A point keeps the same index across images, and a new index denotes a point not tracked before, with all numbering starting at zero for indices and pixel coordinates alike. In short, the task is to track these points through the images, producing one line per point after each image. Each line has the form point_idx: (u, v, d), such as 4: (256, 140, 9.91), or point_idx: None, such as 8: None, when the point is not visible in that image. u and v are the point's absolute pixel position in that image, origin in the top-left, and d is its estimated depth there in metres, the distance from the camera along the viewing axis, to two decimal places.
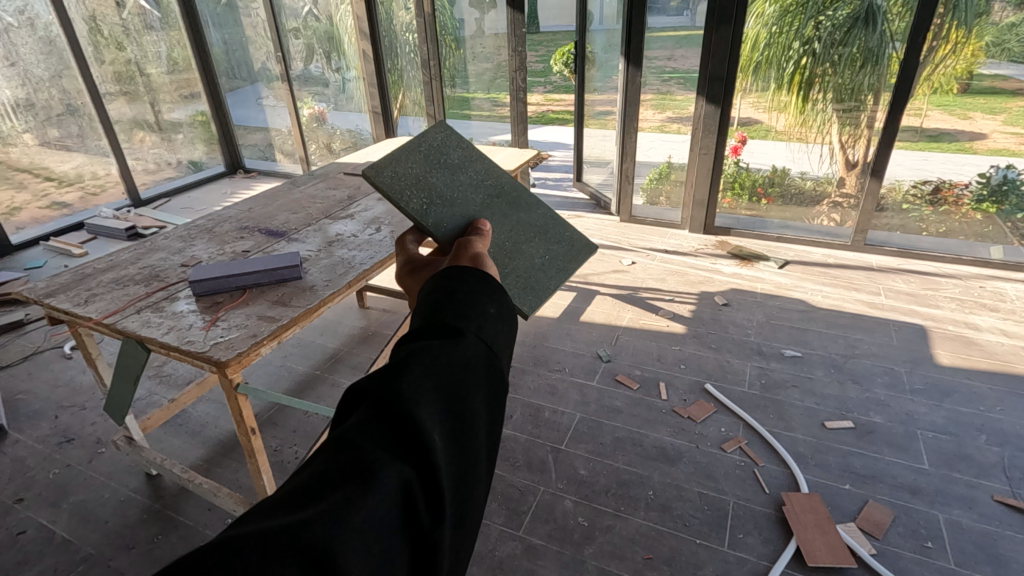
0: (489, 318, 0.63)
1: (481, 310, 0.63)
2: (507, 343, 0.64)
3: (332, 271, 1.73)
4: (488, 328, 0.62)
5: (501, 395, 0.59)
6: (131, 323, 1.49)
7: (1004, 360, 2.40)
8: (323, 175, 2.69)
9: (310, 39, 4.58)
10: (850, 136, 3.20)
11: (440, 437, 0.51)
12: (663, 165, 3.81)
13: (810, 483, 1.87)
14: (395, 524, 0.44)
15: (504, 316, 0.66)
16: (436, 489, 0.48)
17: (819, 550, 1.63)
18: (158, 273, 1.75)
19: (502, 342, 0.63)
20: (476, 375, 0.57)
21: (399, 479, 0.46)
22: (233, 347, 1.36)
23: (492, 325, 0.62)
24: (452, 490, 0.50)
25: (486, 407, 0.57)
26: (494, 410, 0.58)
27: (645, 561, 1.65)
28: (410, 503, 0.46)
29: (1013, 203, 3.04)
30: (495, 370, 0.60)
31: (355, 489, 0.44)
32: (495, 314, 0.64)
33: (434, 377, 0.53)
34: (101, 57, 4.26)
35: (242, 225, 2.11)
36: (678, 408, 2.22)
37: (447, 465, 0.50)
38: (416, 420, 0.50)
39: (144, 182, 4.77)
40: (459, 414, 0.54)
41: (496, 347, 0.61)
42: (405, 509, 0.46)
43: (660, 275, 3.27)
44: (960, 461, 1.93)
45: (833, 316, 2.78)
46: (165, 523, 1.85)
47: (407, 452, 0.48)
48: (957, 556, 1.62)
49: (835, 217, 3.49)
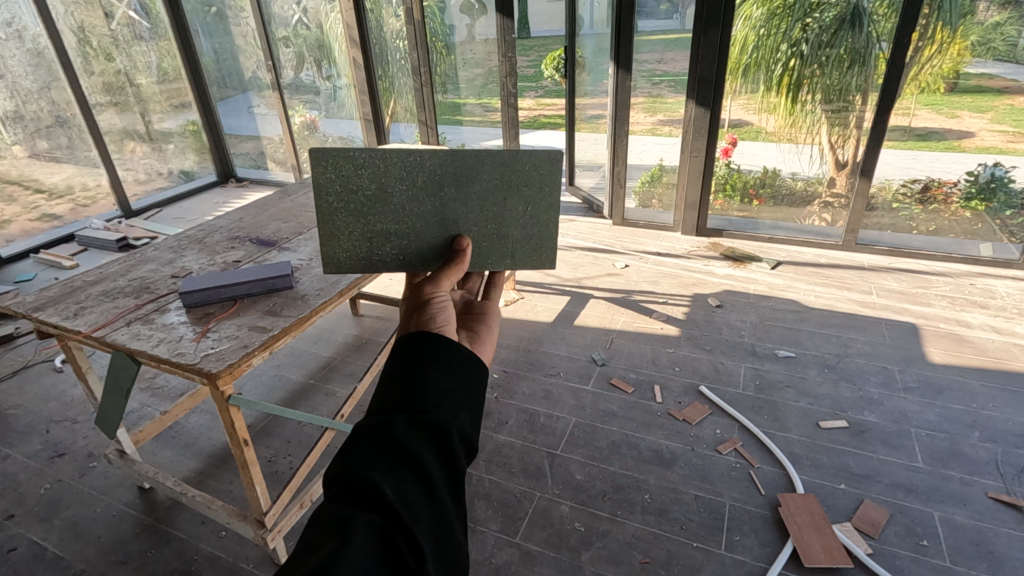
0: (437, 380, 0.59)
1: (429, 374, 0.60)
2: (465, 400, 0.60)
3: (323, 280, 1.72)
4: (433, 394, 0.58)
5: (462, 438, 0.57)
6: (121, 336, 1.47)
7: (995, 357, 2.41)
8: (314, 183, 2.68)
9: (300, 48, 4.58)
10: (839, 136, 3.22)
11: (401, 490, 0.51)
12: (656, 168, 3.83)
13: (805, 483, 1.88)
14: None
15: (461, 358, 0.63)
16: (410, 539, 0.48)
17: (816, 551, 1.63)
18: (148, 285, 1.74)
19: (458, 390, 0.60)
20: (427, 431, 0.55)
21: (365, 539, 0.47)
22: (224, 358, 1.35)
23: (439, 388, 0.59)
24: (430, 536, 0.50)
25: (449, 455, 0.55)
26: (461, 452, 0.56)
27: (641, 565, 1.64)
28: (385, 554, 0.47)
29: (1002, 200, 3.05)
30: (449, 421, 0.56)
31: (323, 555, 0.46)
32: (445, 375, 0.60)
33: (381, 440, 0.53)
34: (90, 68, 4.24)
35: (233, 235, 2.10)
36: (673, 411, 2.22)
37: (417, 514, 0.50)
38: (371, 484, 0.50)
39: (135, 193, 4.75)
40: (412, 467, 0.52)
41: (450, 394, 0.59)
42: (388, 554, 0.48)
43: (654, 278, 3.28)
44: (954, 459, 1.93)
45: (826, 315, 2.79)
46: (158, 538, 1.83)
47: (368, 513, 0.49)
48: (952, 553, 1.62)
49: (827, 217, 3.51)
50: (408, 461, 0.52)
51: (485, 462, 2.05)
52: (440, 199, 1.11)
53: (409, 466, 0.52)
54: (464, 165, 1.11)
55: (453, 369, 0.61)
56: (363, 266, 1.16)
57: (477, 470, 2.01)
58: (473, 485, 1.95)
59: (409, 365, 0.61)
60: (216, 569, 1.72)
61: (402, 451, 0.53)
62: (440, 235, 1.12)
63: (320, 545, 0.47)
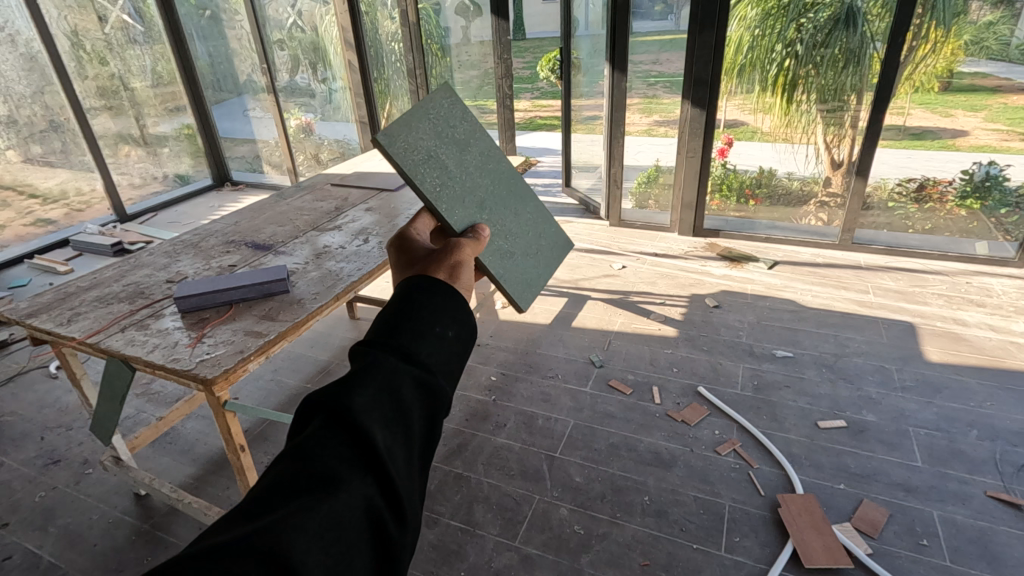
0: (444, 341, 0.60)
1: (436, 334, 0.60)
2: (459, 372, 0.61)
3: (320, 284, 1.71)
4: (437, 355, 0.59)
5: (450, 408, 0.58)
6: (115, 342, 1.46)
7: (992, 355, 2.42)
8: (309, 187, 2.66)
9: (295, 50, 4.57)
10: (835, 136, 3.23)
11: (391, 449, 0.50)
12: (652, 169, 3.83)
13: (805, 483, 1.88)
14: (348, 529, 0.45)
15: (466, 329, 0.64)
16: (393, 502, 0.48)
17: (815, 551, 1.63)
18: (143, 290, 1.73)
19: (455, 361, 0.61)
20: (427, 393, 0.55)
21: (358, 496, 0.46)
22: (220, 364, 1.34)
23: (444, 349, 0.60)
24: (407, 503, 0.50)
25: (437, 421, 0.56)
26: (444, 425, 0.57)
27: (641, 568, 1.64)
28: (368, 511, 0.47)
29: (996, 198, 3.07)
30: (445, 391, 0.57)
31: (306, 500, 0.44)
32: (452, 337, 0.61)
33: (388, 390, 0.53)
34: (84, 72, 4.23)
35: (228, 239, 2.09)
36: (671, 413, 2.22)
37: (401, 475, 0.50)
38: (366, 433, 0.49)
39: (130, 197, 4.73)
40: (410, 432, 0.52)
41: (452, 366, 0.60)
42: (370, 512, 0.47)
43: (651, 279, 3.27)
44: (953, 458, 1.93)
45: (823, 315, 2.79)
46: (154, 545, 1.81)
47: (363, 467, 0.48)
48: (953, 553, 1.62)
49: (823, 217, 3.52)
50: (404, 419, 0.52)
51: (483, 465, 2.04)
52: (492, 188, 1.26)
53: (402, 426, 0.52)
54: (524, 203, 1.36)
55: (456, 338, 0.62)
56: (405, 166, 1.09)
57: (475, 474, 2.00)
58: (472, 489, 1.94)
59: (420, 322, 0.61)
60: None
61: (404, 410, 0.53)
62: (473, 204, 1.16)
63: (307, 485, 0.45)
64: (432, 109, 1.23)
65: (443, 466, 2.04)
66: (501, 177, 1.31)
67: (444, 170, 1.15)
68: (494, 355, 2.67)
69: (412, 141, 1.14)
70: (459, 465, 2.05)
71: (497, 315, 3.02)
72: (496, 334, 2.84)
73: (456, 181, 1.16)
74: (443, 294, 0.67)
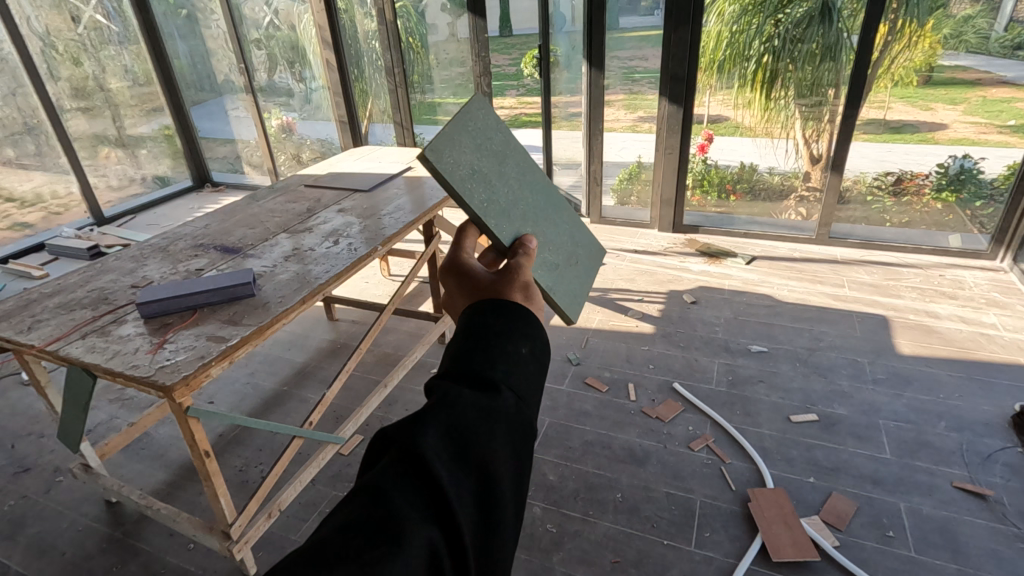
0: (521, 362, 0.60)
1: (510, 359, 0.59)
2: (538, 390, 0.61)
3: (286, 287, 1.70)
4: (515, 377, 0.58)
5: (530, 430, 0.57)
6: (75, 349, 1.45)
7: (963, 346, 2.45)
8: (283, 188, 2.64)
9: (273, 50, 4.53)
10: (814, 131, 3.25)
11: (463, 476, 0.50)
12: (634, 165, 3.83)
13: (775, 477, 1.89)
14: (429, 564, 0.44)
15: (539, 352, 0.63)
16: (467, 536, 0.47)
17: (783, 545, 1.64)
18: (106, 295, 1.71)
19: (531, 388, 0.60)
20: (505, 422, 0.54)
21: (431, 530, 0.45)
22: (180, 370, 1.33)
23: (518, 374, 0.59)
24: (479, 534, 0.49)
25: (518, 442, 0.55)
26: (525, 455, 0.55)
27: (613, 564, 1.64)
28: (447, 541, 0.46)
29: (971, 191, 3.10)
30: (521, 412, 0.57)
31: (385, 533, 0.44)
32: (528, 353, 0.62)
33: (461, 423, 0.52)
34: (57, 73, 4.15)
35: (197, 242, 2.06)
36: (646, 409, 2.23)
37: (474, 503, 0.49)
38: (440, 465, 0.49)
39: (108, 200, 4.67)
40: (483, 466, 0.51)
41: (526, 393, 0.59)
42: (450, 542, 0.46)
43: (630, 275, 3.28)
44: (921, 448, 1.96)
45: (799, 309, 2.82)
46: (123, 552, 1.80)
47: (434, 504, 0.47)
48: (917, 543, 1.64)
49: (802, 211, 3.55)
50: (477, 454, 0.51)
51: None
52: (532, 206, 1.19)
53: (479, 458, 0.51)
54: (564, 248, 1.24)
55: (527, 363, 0.60)
56: (455, 190, 1.02)
57: None
58: None
59: (495, 345, 0.60)
60: None
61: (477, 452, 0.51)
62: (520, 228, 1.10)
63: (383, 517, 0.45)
64: (472, 115, 1.15)
65: None
66: (533, 198, 1.22)
67: (490, 195, 1.08)
68: None
69: (457, 161, 1.07)
70: None
71: None
72: None
73: (502, 204, 1.10)
74: (517, 332, 0.62)
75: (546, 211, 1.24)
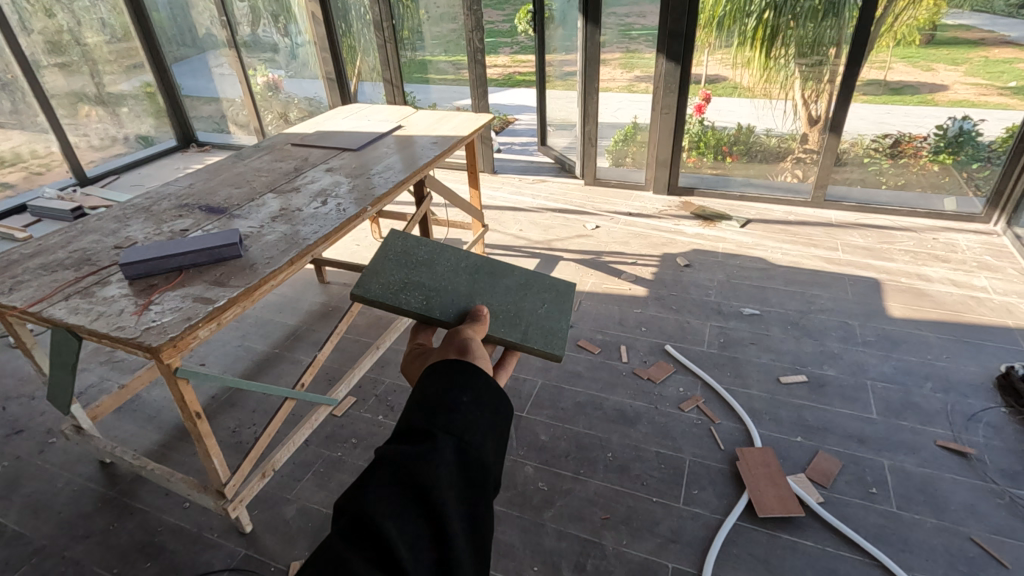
0: (466, 406, 0.66)
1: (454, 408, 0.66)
2: (490, 430, 0.66)
3: (273, 248, 1.66)
4: (461, 422, 0.65)
5: (477, 471, 0.62)
6: (58, 311, 1.42)
7: (953, 309, 2.46)
8: (268, 147, 2.57)
9: (256, 2, 4.34)
10: (813, 91, 3.18)
11: (405, 523, 0.55)
12: (630, 126, 3.76)
13: (763, 437, 1.92)
14: None
15: (482, 398, 0.68)
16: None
17: (769, 501, 1.68)
18: (89, 256, 1.67)
19: (475, 429, 0.65)
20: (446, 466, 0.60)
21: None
22: (167, 331, 1.31)
23: (465, 419, 0.65)
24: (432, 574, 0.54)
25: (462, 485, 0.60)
26: (475, 497, 0.61)
27: (602, 521, 1.68)
28: None
29: (968, 153, 3.07)
30: (466, 454, 0.62)
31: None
32: (469, 401, 0.67)
33: (400, 477, 0.58)
34: (29, 26, 3.96)
35: (181, 202, 2.01)
36: (637, 370, 2.25)
37: (420, 548, 0.54)
38: (383, 516, 0.55)
39: (90, 160, 4.54)
40: (430, 509, 0.57)
41: (471, 436, 0.64)
42: None
43: (624, 238, 3.26)
44: (907, 409, 1.99)
45: (792, 272, 2.81)
46: (120, 511, 1.82)
47: (380, 552, 0.53)
48: (899, 500, 1.68)
49: (798, 173, 3.51)
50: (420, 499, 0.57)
51: None
52: (474, 282, 1.36)
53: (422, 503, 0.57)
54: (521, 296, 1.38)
55: (472, 410, 0.66)
56: (387, 302, 1.26)
57: None
58: None
59: (437, 399, 0.66)
60: (181, 539, 1.72)
61: (420, 497, 0.57)
62: (466, 304, 1.26)
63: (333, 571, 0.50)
64: (391, 245, 1.46)
65: None
66: (476, 272, 1.40)
67: (422, 288, 1.29)
68: None
69: (386, 281, 1.34)
70: None
71: None
72: None
73: (438, 290, 1.29)
74: (456, 381, 0.69)
75: (493, 280, 1.41)
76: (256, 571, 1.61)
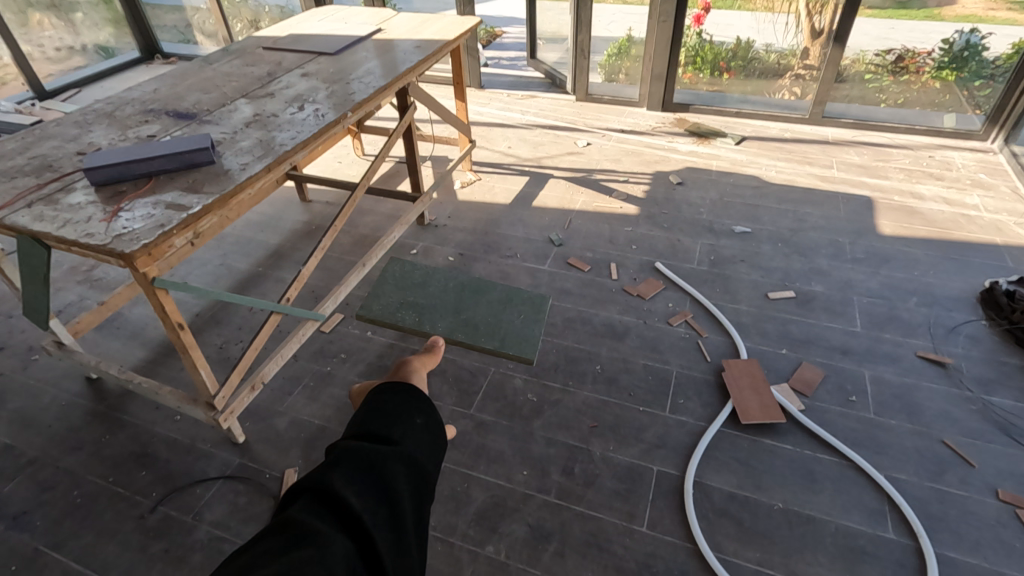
0: (413, 426, 0.84)
1: (402, 424, 0.83)
2: (431, 448, 0.84)
3: (248, 154, 1.56)
4: (411, 434, 0.82)
5: (424, 479, 0.79)
6: (22, 217, 1.34)
7: (943, 226, 2.45)
8: (238, 51, 2.38)
9: None
10: (817, 1, 2.99)
11: (365, 500, 0.69)
12: (624, 39, 3.53)
13: (749, 349, 1.95)
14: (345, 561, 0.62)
15: (431, 423, 0.87)
16: (376, 545, 0.66)
17: (752, 409, 1.72)
18: (50, 163, 1.56)
19: (426, 447, 0.83)
20: (398, 463, 0.76)
21: (345, 540, 0.64)
22: (139, 237, 1.24)
23: (412, 434, 0.83)
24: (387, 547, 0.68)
25: (411, 484, 0.76)
26: (421, 495, 0.77)
27: (590, 429, 1.72)
28: (357, 550, 0.65)
29: (972, 69, 2.96)
30: (414, 455, 0.79)
31: (312, 538, 0.62)
32: (420, 424, 0.85)
33: (363, 467, 0.73)
34: None
35: (146, 107, 1.87)
36: (627, 287, 2.24)
37: (378, 524, 0.69)
38: (348, 492, 0.69)
39: (47, 72, 4.23)
40: (389, 494, 0.72)
41: (419, 450, 0.81)
42: (360, 550, 0.65)
43: (616, 156, 3.16)
44: (890, 322, 2.02)
45: (785, 190, 2.77)
46: (111, 424, 1.82)
47: (344, 520, 0.67)
48: (877, 406, 1.74)
49: (796, 90, 3.38)
50: (378, 482, 0.72)
51: None
52: None
53: (380, 488, 0.72)
54: None
55: (416, 432, 0.83)
56: None
57: None
58: None
59: (388, 414, 0.84)
60: (175, 450, 1.74)
61: (379, 482, 0.72)
62: None
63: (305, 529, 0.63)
64: None
65: (400, 344, 2.06)
66: None
67: None
68: (452, 236, 2.59)
69: None
70: (415, 343, 2.06)
71: (456, 195, 2.89)
72: (454, 214, 2.74)
73: None
74: (404, 404, 0.86)
75: None
76: (251, 478, 1.65)
